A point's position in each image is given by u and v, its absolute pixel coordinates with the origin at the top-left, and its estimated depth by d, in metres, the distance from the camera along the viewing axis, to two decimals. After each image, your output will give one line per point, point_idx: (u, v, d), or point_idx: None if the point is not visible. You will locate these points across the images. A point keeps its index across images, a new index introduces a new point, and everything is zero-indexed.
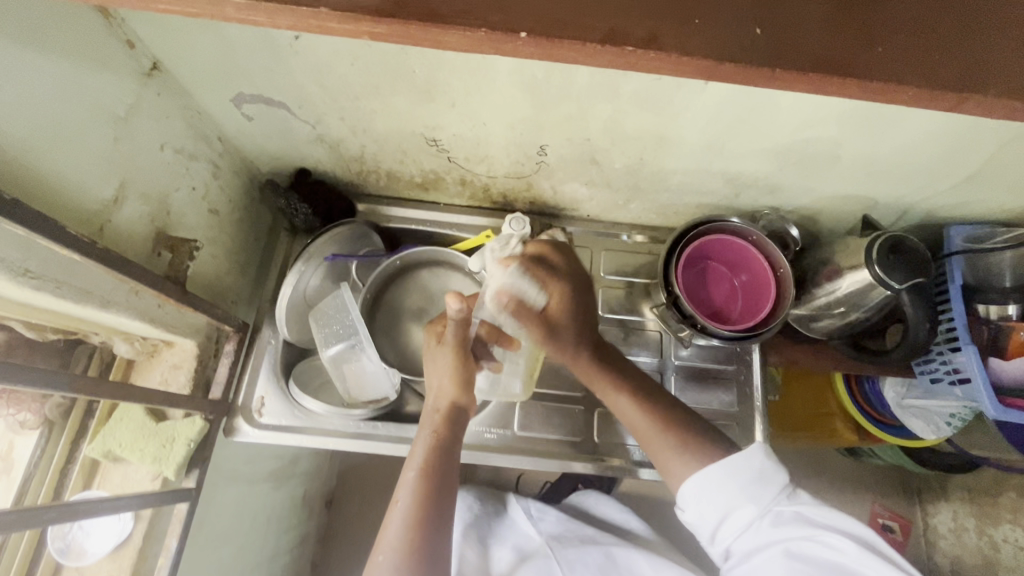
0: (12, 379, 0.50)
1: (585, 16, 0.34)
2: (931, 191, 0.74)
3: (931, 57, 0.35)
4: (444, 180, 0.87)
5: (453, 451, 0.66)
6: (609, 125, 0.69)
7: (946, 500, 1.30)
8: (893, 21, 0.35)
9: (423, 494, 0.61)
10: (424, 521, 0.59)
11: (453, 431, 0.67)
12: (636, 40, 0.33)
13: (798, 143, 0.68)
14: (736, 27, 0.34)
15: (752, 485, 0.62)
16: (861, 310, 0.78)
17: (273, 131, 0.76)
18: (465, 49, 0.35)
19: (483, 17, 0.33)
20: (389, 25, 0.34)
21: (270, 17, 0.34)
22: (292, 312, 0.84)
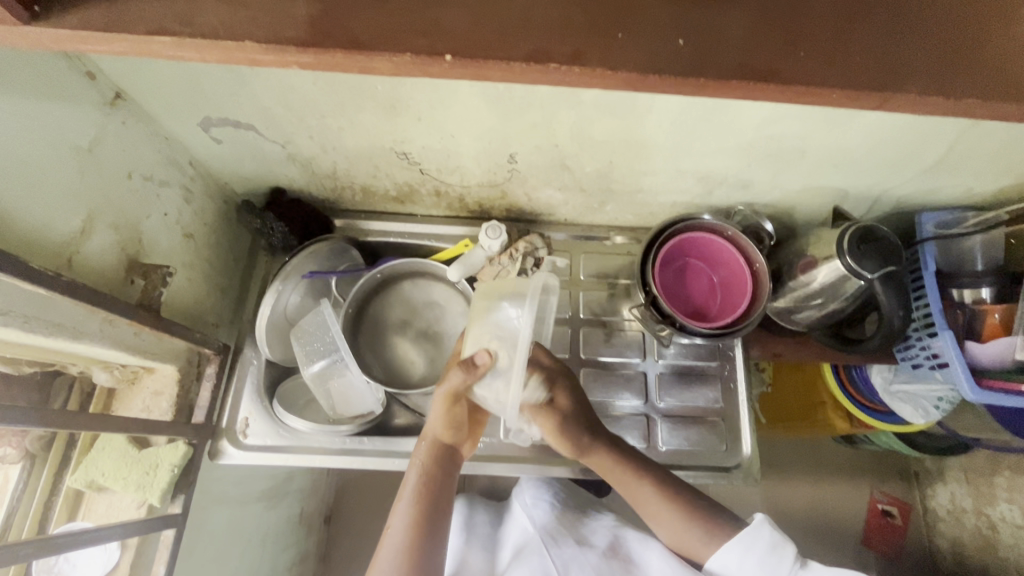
0: None
1: (510, 38, 0.35)
2: (899, 180, 0.75)
3: (863, 63, 0.36)
4: (419, 192, 0.87)
5: (444, 484, 0.72)
6: (575, 131, 0.69)
7: (943, 483, 1.30)
8: (811, 31, 0.36)
9: (416, 524, 0.68)
10: (417, 546, 0.66)
11: (443, 466, 0.73)
12: (561, 57, 0.34)
13: (762, 140, 0.69)
14: (662, 41, 0.35)
15: (768, 556, 0.67)
16: (838, 301, 0.78)
17: (243, 153, 0.77)
18: (393, 75, 0.36)
19: (408, 42, 0.34)
20: (316, 55, 0.34)
21: (197, 52, 0.35)
22: (273, 331, 0.84)
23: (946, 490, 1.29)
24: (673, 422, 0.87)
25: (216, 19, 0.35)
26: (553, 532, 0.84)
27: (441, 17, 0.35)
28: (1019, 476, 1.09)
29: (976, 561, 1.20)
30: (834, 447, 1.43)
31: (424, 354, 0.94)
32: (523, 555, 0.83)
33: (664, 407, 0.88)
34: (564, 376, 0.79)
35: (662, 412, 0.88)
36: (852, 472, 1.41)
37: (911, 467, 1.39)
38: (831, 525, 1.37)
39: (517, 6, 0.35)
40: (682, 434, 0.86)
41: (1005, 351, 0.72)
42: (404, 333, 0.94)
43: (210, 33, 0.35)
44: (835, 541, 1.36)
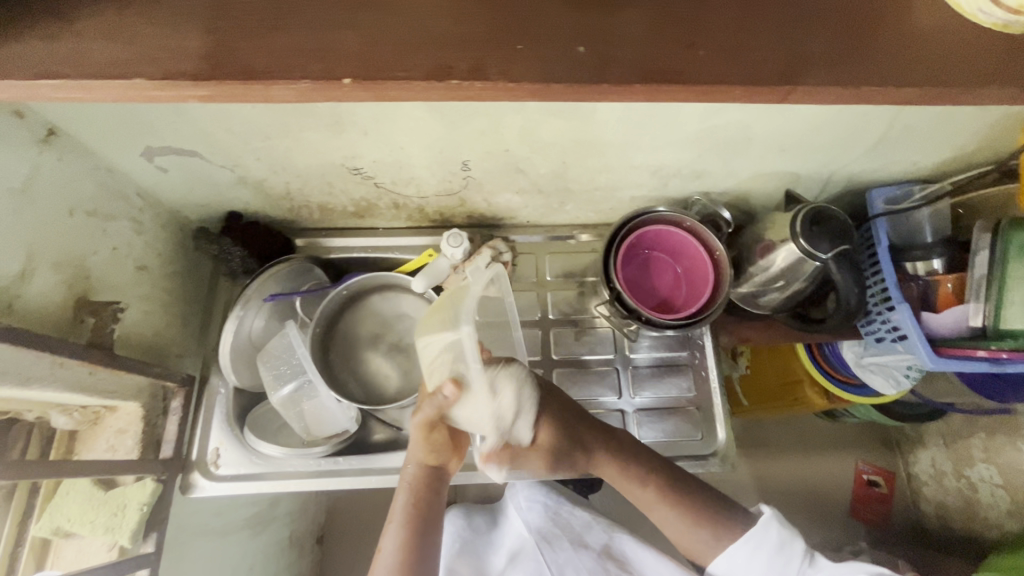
0: None
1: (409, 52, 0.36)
2: (845, 159, 0.77)
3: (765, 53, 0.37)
4: (378, 206, 0.86)
5: (433, 506, 0.72)
6: (524, 135, 0.69)
7: (923, 448, 1.33)
8: (716, 28, 0.37)
9: (405, 548, 0.68)
10: (408, 569, 0.66)
11: (431, 486, 0.73)
12: (464, 72, 0.34)
13: (709, 130, 0.70)
14: (567, 48, 0.36)
15: (774, 556, 0.71)
16: (799, 281, 0.79)
17: (193, 180, 0.75)
18: (307, 98, 0.35)
19: (315, 67, 0.34)
20: (208, 86, 0.35)
21: (100, 89, 0.34)
22: (237, 356, 0.83)
23: (926, 456, 1.32)
24: (650, 415, 0.88)
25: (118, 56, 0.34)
26: (549, 536, 0.86)
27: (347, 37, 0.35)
28: (993, 437, 1.12)
29: (959, 522, 1.23)
30: (816, 423, 1.46)
31: (398, 367, 0.94)
32: (517, 561, 0.87)
33: (638, 400, 0.88)
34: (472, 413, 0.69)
35: (637, 406, 0.88)
36: (835, 446, 1.44)
37: (892, 435, 1.42)
38: (820, 500, 1.40)
39: (424, 24, 0.36)
40: (658, 427, 0.87)
41: (959, 320, 0.74)
42: (376, 348, 0.95)
43: (111, 69, 0.34)
44: (825, 515, 1.38)
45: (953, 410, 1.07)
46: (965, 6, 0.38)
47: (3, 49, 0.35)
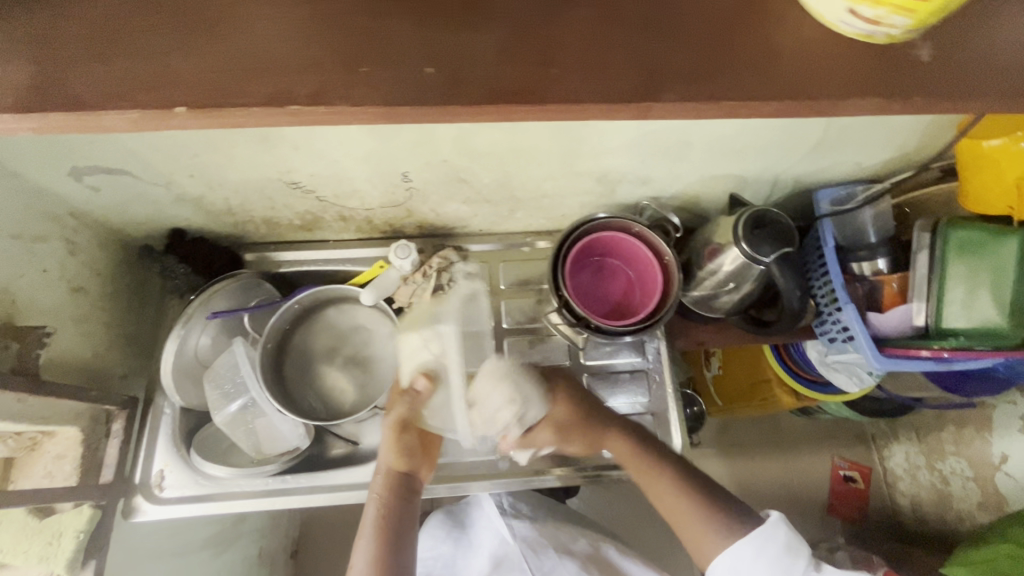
0: None
1: (242, 83, 0.39)
2: (788, 161, 0.76)
3: (620, 71, 0.40)
4: (324, 219, 0.85)
5: (405, 516, 0.73)
6: (459, 145, 0.68)
7: (897, 442, 1.34)
8: None
9: (377, 563, 0.68)
10: None
11: (401, 495, 0.75)
12: None
13: (646, 136, 0.69)
14: (413, 70, 0.40)
15: (782, 558, 0.69)
16: (751, 282, 0.79)
17: (127, 198, 0.74)
18: None
19: None
20: (42, 120, 0.39)
21: None
22: (181, 375, 0.82)
23: (900, 450, 1.33)
24: None
25: None
26: (533, 543, 0.85)
27: None
28: (964, 429, 1.13)
29: (933, 515, 1.23)
30: (791, 421, 1.46)
31: (353, 381, 0.93)
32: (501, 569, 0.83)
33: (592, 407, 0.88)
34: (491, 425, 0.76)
35: None
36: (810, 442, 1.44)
37: (867, 430, 1.42)
38: (798, 497, 1.40)
39: None
40: None
41: (903, 319, 0.74)
42: (332, 361, 0.93)
43: None
44: (803, 511, 1.38)
45: (919, 405, 1.07)
46: (831, 17, 0.39)
47: None
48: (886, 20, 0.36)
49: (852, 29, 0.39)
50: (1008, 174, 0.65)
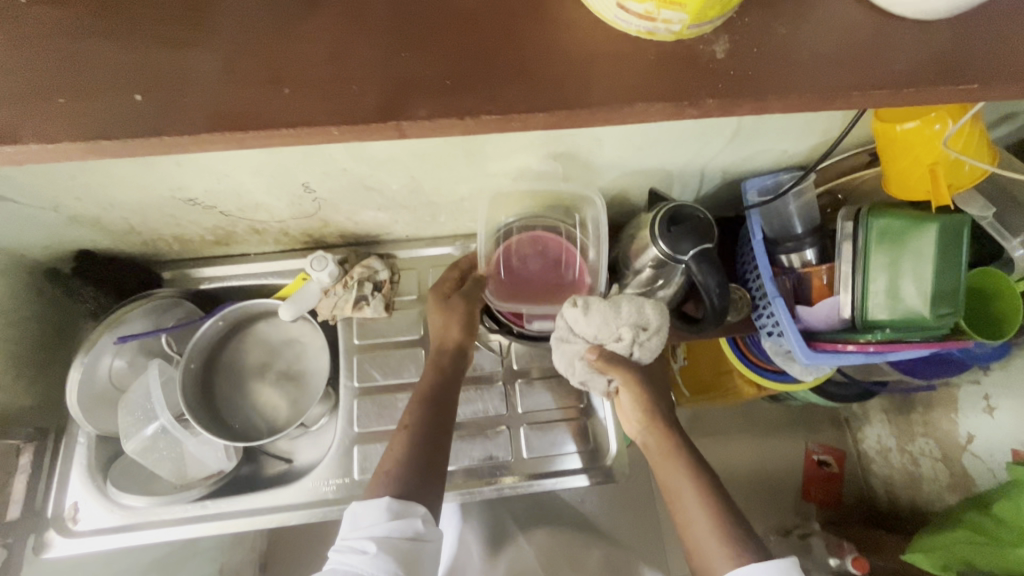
0: None
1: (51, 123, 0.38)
2: (708, 152, 0.73)
3: (368, 93, 0.39)
4: (238, 233, 0.82)
5: (442, 421, 0.73)
6: (355, 153, 0.65)
7: (870, 424, 1.31)
8: None
9: (415, 425, 0.72)
10: (416, 441, 0.70)
11: (452, 369, 0.78)
12: None
13: (549, 135, 0.66)
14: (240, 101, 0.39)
15: None
16: (675, 279, 0.76)
17: (17, 225, 0.71)
18: None
19: None
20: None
21: None
22: (94, 401, 0.80)
23: (872, 432, 1.30)
24: (540, 428, 0.84)
25: None
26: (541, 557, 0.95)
27: None
28: (931, 410, 1.11)
29: (907, 496, 1.21)
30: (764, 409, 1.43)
31: (284, 397, 0.90)
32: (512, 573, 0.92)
33: (525, 412, 0.85)
34: (621, 368, 0.72)
35: (523, 419, 0.84)
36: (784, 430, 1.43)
37: (840, 414, 1.40)
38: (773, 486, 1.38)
39: None
40: (548, 438, 0.84)
41: (832, 312, 0.71)
42: (263, 377, 0.91)
43: None
44: (779, 500, 1.36)
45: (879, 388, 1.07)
46: (607, 15, 0.39)
47: None
48: (658, 15, 0.36)
49: (632, 27, 0.39)
50: (923, 159, 0.61)
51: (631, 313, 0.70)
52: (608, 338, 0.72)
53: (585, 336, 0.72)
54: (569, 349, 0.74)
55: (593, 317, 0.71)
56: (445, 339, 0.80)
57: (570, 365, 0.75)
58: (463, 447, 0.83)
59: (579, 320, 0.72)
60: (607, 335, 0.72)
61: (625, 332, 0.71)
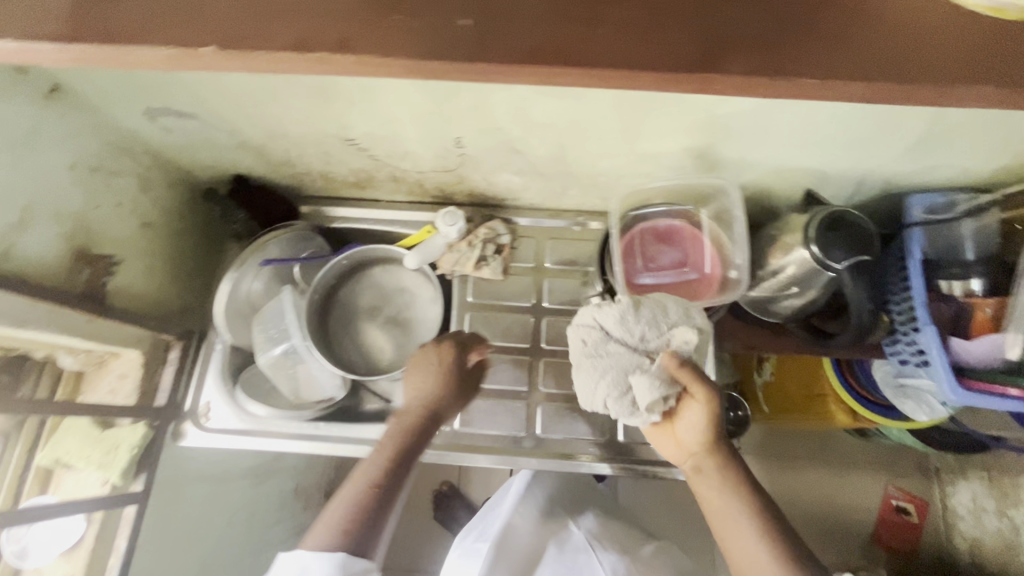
0: None
1: (275, 28, 0.38)
2: (880, 159, 0.68)
3: (655, 41, 0.37)
4: (377, 178, 0.85)
5: (402, 477, 0.68)
6: (516, 113, 0.65)
7: (965, 480, 1.21)
8: None
9: (369, 477, 0.66)
10: (375, 499, 0.65)
11: (421, 438, 0.70)
12: None
13: (717, 118, 0.63)
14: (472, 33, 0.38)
15: None
16: (813, 289, 0.73)
17: (195, 142, 0.77)
18: None
19: None
20: (78, 50, 0.38)
21: None
22: (234, 315, 0.87)
23: (966, 489, 1.20)
24: None
25: None
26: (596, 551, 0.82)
27: None
28: None
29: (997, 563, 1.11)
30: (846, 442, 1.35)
31: (392, 342, 0.91)
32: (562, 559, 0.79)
33: None
34: (701, 378, 0.64)
35: None
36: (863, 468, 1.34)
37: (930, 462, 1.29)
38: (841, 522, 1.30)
39: None
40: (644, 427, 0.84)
41: (994, 350, 0.66)
42: (372, 319, 0.92)
43: None
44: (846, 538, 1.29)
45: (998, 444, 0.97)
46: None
47: None
48: None
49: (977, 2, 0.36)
50: None
51: (678, 314, 0.67)
52: (659, 347, 0.65)
53: (644, 342, 0.64)
54: (620, 365, 0.64)
55: (650, 306, 0.66)
56: (416, 413, 0.72)
57: (620, 378, 0.64)
58: (556, 419, 0.84)
59: (624, 320, 0.65)
60: (662, 338, 0.65)
61: (675, 338, 0.65)
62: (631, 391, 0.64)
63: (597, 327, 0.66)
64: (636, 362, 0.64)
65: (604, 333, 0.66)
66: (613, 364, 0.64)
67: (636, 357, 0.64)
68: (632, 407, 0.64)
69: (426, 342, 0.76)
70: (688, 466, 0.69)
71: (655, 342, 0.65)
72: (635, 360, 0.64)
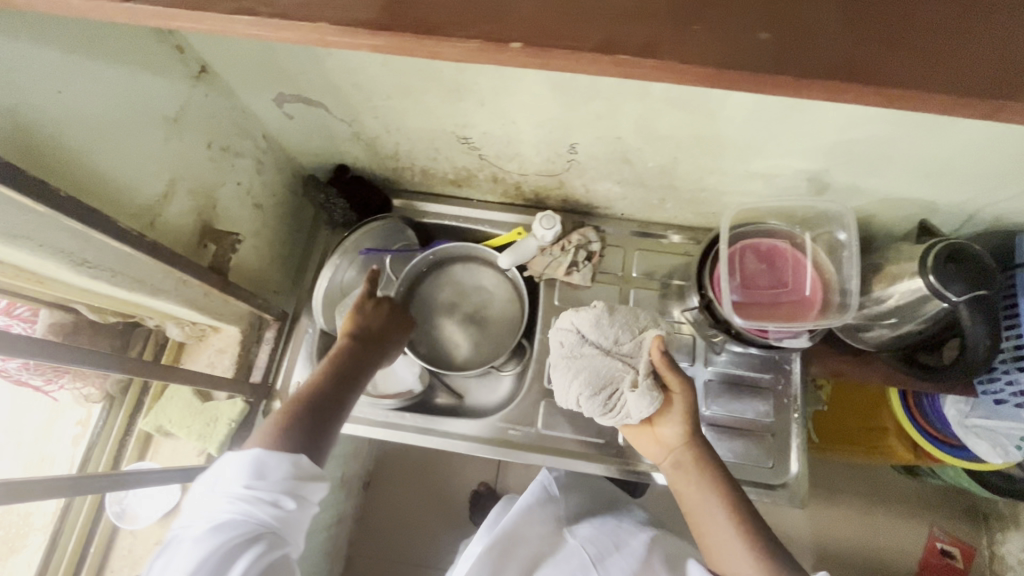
0: (64, 359, 0.57)
1: (594, 25, 0.32)
2: (1001, 196, 0.68)
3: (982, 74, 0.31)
4: (477, 177, 0.87)
5: (336, 403, 0.68)
6: (641, 124, 0.67)
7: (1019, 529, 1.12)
8: (924, 18, 0.32)
9: (303, 395, 0.67)
10: (299, 414, 0.64)
11: (348, 363, 0.72)
12: (637, 49, 0.32)
13: (845, 143, 0.64)
14: (818, 29, 0.32)
15: None
16: (913, 322, 0.73)
17: (312, 130, 0.79)
18: (464, 60, 0.34)
19: (482, 23, 0.33)
20: (388, 39, 0.33)
21: (279, 32, 0.34)
22: (326, 301, 0.89)
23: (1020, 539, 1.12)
24: (719, 432, 0.84)
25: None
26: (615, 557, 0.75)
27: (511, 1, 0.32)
28: None
29: None
30: None
31: (469, 339, 0.93)
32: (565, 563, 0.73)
33: (710, 413, 0.85)
34: (675, 370, 0.68)
35: (706, 419, 0.85)
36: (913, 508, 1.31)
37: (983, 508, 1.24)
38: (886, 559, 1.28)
39: None
40: (726, 444, 0.83)
41: None
42: (452, 315, 0.93)
43: (295, 14, 0.34)
44: None
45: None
46: None
47: None
48: None
49: None
50: None
51: (646, 324, 0.73)
52: (630, 351, 0.70)
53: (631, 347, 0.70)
54: (599, 370, 0.69)
55: (615, 317, 0.71)
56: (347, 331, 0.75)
57: (594, 379, 0.69)
58: None
59: (598, 325, 0.71)
60: (635, 343, 0.70)
61: (644, 342, 0.70)
62: (605, 392, 0.69)
63: (575, 332, 0.72)
64: (610, 365, 0.69)
65: (581, 337, 0.72)
66: (591, 367, 0.69)
67: (613, 359, 0.69)
68: (605, 407, 0.68)
69: (380, 297, 0.81)
70: (667, 466, 0.70)
71: (632, 347, 0.70)
72: (611, 361, 0.69)
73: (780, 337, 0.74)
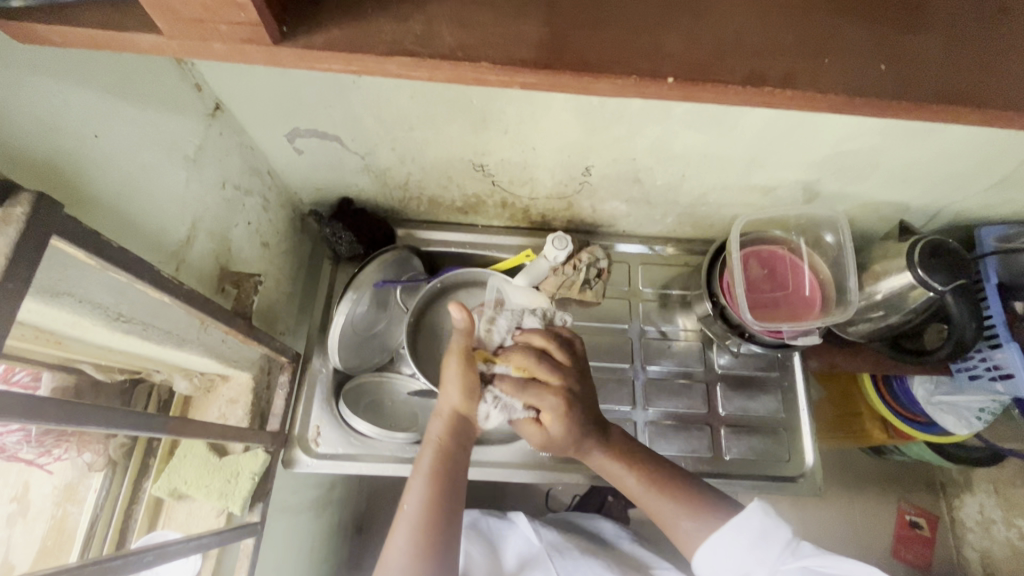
0: (117, 424, 0.47)
1: (724, 62, 0.38)
2: (964, 195, 0.77)
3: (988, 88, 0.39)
4: (486, 203, 0.88)
5: (455, 489, 0.64)
6: (656, 146, 0.71)
7: (970, 492, 1.20)
8: (918, 57, 0.39)
9: (429, 502, 0.62)
10: (435, 516, 0.61)
11: (457, 440, 0.68)
12: (775, 80, 0.37)
13: (837, 155, 0.71)
14: (866, 66, 0.39)
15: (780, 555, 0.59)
16: (900, 314, 0.79)
17: (322, 164, 0.77)
18: (608, 93, 0.38)
19: (631, 64, 0.37)
20: (544, 74, 0.37)
21: (429, 72, 0.38)
22: (342, 343, 0.83)
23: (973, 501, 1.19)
24: (735, 432, 0.88)
25: (452, 42, 0.37)
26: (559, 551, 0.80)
27: (660, 39, 0.37)
28: None
29: None
30: None
31: None
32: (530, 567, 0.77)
33: (726, 414, 0.89)
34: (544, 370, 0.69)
35: (723, 420, 0.88)
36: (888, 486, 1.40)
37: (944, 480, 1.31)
38: None
39: (655, 29, 0.38)
40: (745, 442, 0.87)
41: None
42: None
43: (448, 54, 0.36)
44: None
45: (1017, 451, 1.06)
46: None
47: (305, 31, 0.37)
48: None
49: None
50: None
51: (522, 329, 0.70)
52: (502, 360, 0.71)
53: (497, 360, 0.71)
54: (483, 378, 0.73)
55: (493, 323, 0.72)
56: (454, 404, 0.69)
57: None
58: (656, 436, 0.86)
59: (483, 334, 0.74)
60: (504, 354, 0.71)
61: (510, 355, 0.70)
62: None
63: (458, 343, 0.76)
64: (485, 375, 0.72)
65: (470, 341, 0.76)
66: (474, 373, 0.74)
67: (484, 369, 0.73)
68: None
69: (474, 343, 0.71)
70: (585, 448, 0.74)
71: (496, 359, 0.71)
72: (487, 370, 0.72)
73: (793, 337, 0.79)
